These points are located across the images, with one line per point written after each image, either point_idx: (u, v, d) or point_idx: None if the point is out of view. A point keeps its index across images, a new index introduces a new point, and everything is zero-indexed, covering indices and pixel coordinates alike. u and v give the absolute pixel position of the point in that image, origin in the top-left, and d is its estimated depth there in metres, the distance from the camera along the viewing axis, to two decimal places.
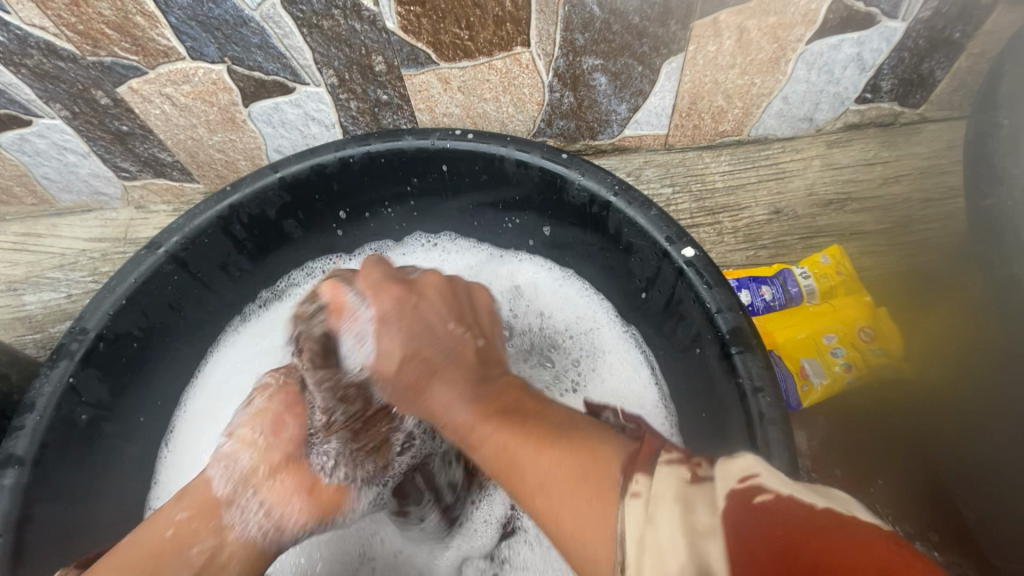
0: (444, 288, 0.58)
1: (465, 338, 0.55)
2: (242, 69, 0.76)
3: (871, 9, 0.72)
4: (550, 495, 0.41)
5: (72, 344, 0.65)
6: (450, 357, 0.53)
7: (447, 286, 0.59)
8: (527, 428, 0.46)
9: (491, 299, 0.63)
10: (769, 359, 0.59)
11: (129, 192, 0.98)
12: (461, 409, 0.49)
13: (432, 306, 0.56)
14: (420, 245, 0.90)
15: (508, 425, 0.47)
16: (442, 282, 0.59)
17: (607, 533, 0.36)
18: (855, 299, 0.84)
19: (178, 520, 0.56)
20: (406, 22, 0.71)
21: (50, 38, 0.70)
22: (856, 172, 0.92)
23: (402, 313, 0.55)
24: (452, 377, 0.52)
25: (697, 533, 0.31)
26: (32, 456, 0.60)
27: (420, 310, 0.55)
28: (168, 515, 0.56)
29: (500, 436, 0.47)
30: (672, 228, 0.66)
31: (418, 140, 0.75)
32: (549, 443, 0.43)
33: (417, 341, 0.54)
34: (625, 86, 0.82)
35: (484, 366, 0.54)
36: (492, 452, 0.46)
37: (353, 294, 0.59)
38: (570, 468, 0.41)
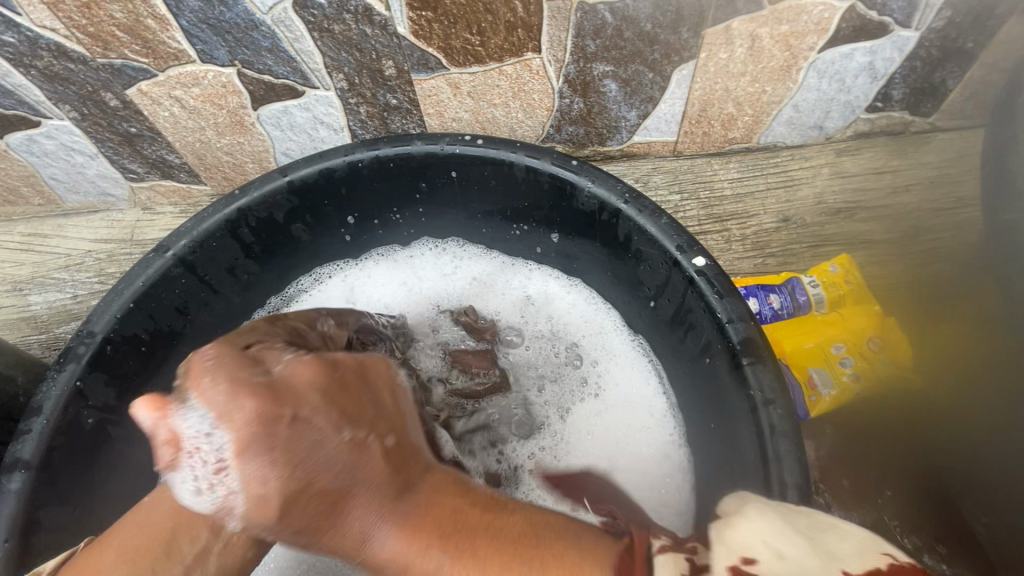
0: (328, 377, 0.38)
1: (367, 444, 0.37)
2: (252, 72, 0.76)
3: (884, 18, 0.72)
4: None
5: (80, 346, 0.65)
6: (360, 478, 0.37)
7: (332, 374, 0.38)
8: (501, 557, 0.34)
9: (390, 369, 0.43)
10: (780, 370, 0.58)
11: (136, 193, 0.98)
12: (384, 546, 0.36)
13: (317, 414, 0.36)
14: (430, 249, 0.89)
15: (472, 564, 0.34)
16: (320, 372, 0.38)
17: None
18: (864, 308, 0.84)
19: (200, 490, 0.51)
20: (417, 27, 0.70)
21: (60, 40, 0.70)
22: (866, 181, 0.92)
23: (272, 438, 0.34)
24: (363, 508, 0.36)
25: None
26: (38, 460, 0.60)
27: (302, 422, 0.35)
28: (191, 485, 0.52)
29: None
30: (683, 236, 0.66)
31: (428, 145, 0.75)
32: None
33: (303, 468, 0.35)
34: (635, 92, 0.82)
35: (399, 472, 0.38)
36: None
37: (187, 416, 0.35)
38: None
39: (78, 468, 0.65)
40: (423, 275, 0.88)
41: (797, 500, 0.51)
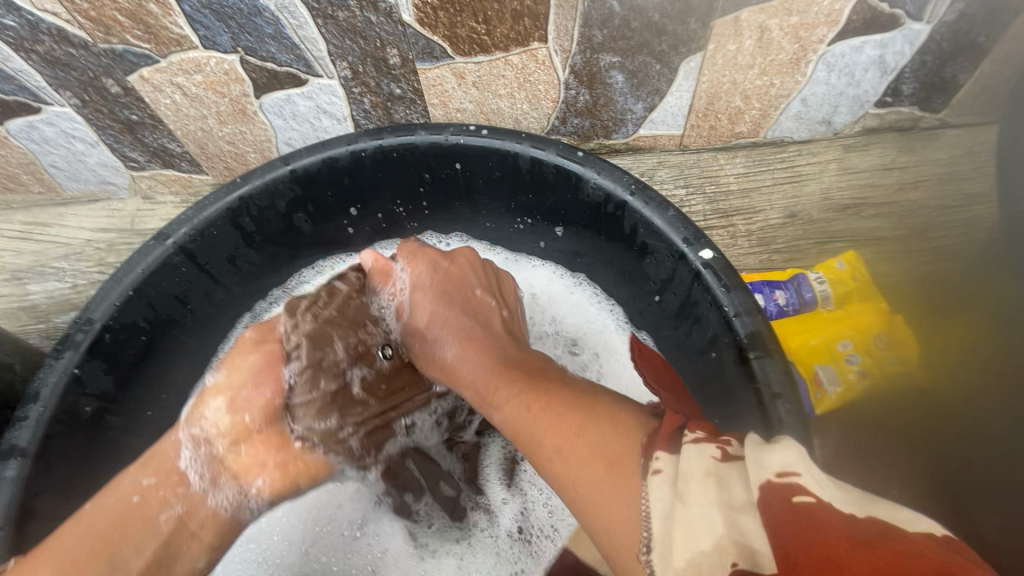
0: (476, 265, 0.73)
1: (491, 308, 0.69)
2: (255, 59, 0.75)
3: (896, 10, 0.71)
4: (568, 456, 0.45)
5: (78, 335, 0.64)
6: (481, 324, 0.66)
7: (478, 264, 0.73)
8: (549, 396, 0.51)
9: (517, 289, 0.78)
10: (788, 365, 0.57)
11: (137, 182, 0.97)
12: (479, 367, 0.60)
13: (466, 280, 0.71)
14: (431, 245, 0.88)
15: (530, 394, 0.52)
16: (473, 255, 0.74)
17: (629, 506, 0.39)
18: (872, 305, 0.83)
19: (143, 485, 0.55)
20: (422, 15, 0.69)
21: (61, 24, 0.69)
22: (873, 177, 0.91)
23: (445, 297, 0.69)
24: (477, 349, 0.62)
25: (732, 507, 0.34)
26: (35, 448, 0.59)
27: (457, 281, 0.70)
28: (134, 480, 0.55)
29: (524, 404, 0.52)
30: (690, 229, 0.65)
31: (431, 134, 0.74)
32: (572, 419, 0.47)
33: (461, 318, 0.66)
34: (642, 84, 0.81)
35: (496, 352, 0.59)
36: (508, 416, 0.53)
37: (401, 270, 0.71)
38: (590, 442, 0.44)
39: (75, 456, 0.64)
40: None
41: None
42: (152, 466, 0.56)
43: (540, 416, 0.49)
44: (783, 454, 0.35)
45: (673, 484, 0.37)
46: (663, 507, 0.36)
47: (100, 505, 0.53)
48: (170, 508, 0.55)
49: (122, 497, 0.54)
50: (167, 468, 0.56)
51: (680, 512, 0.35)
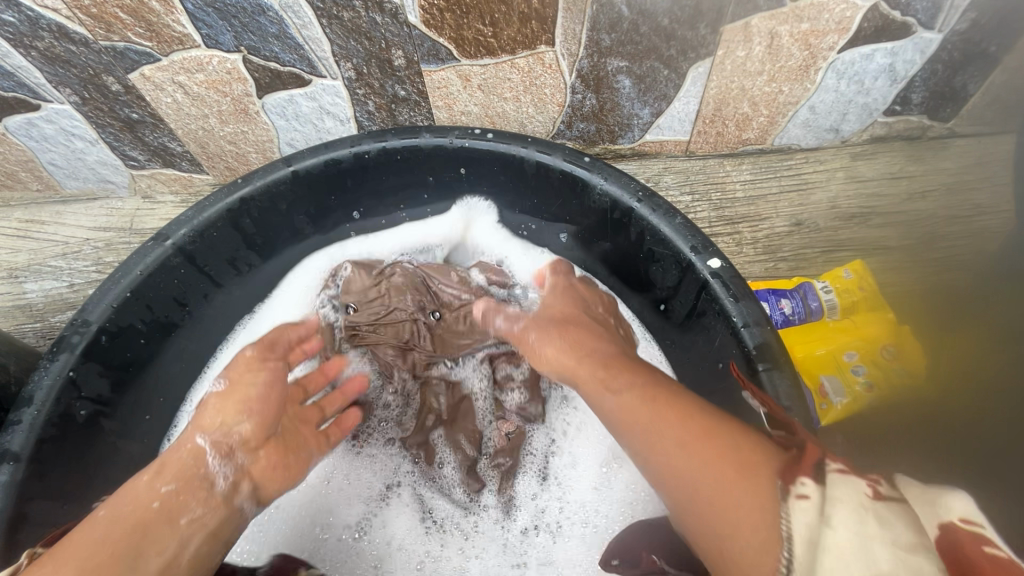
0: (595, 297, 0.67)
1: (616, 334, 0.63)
2: (258, 59, 0.74)
3: (908, 18, 0.70)
4: (690, 453, 0.45)
5: (74, 336, 0.63)
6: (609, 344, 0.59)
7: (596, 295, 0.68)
8: (674, 402, 0.49)
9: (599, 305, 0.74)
10: (796, 377, 0.56)
11: (136, 181, 0.96)
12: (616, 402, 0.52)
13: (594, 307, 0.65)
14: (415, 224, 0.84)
15: (657, 401, 0.50)
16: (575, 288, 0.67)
17: (762, 515, 0.38)
18: (877, 315, 0.82)
19: (163, 492, 0.52)
20: (429, 16, 0.69)
21: (62, 21, 0.68)
22: (880, 186, 0.90)
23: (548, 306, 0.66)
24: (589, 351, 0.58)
25: (897, 545, 0.34)
26: (28, 452, 0.58)
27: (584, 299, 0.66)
28: (152, 487, 0.52)
29: (643, 397, 0.51)
30: (698, 237, 0.64)
31: (435, 137, 0.73)
32: (709, 428, 0.46)
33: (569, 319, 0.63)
34: (649, 89, 0.80)
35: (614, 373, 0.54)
36: (618, 415, 0.52)
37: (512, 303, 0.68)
38: (735, 463, 0.42)
39: (69, 461, 0.63)
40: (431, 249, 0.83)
41: None
42: (171, 472, 0.54)
43: (661, 418, 0.48)
44: (959, 500, 0.37)
45: (824, 512, 0.36)
46: (812, 533, 0.35)
47: (116, 512, 0.50)
48: (191, 510, 0.53)
49: (139, 502, 0.51)
50: (186, 475, 0.54)
51: (828, 536, 0.35)
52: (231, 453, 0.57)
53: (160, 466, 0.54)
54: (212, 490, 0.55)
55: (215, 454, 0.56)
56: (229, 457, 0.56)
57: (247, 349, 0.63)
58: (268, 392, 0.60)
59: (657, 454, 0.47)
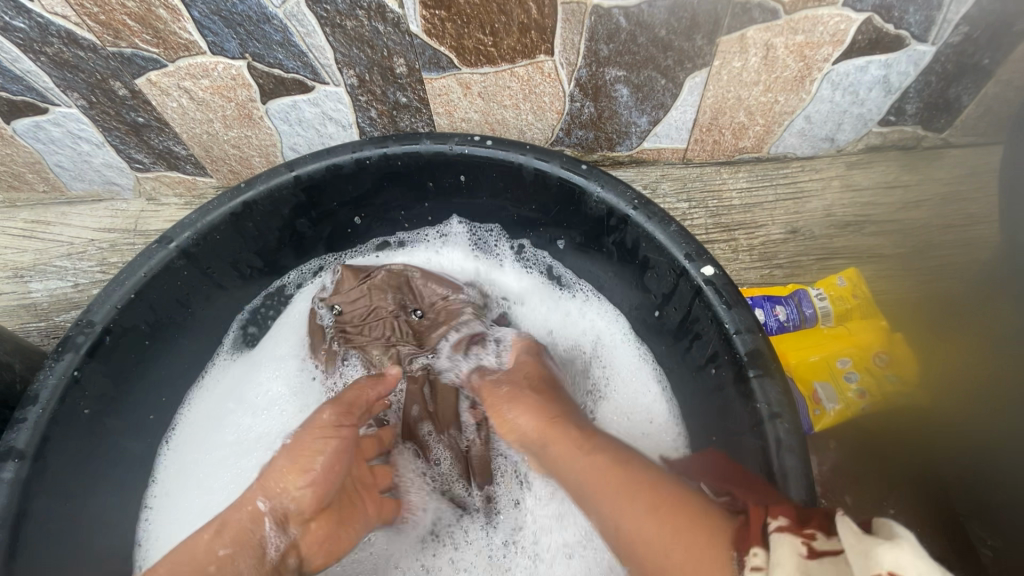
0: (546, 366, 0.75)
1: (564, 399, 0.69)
2: (262, 65, 0.75)
3: (901, 31, 0.71)
4: (650, 523, 0.47)
5: (79, 336, 0.64)
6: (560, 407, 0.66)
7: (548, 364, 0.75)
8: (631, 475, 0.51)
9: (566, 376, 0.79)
10: (787, 384, 0.57)
11: (141, 183, 0.97)
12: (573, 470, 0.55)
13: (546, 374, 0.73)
14: (429, 251, 0.88)
15: (613, 471, 0.52)
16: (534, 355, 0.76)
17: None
18: (873, 323, 0.83)
19: (221, 555, 0.55)
20: (430, 26, 0.70)
21: (71, 27, 0.70)
22: (875, 195, 0.91)
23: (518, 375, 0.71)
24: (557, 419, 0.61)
25: None
26: (33, 450, 0.59)
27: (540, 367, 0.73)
28: (210, 547, 0.55)
29: (609, 464, 0.53)
30: (692, 244, 0.65)
31: (436, 143, 0.74)
32: (666, 500, 0.48)
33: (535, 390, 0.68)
34: (646, 98, 0.81)
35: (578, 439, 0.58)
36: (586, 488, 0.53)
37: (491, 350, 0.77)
38: (689, 530, 0.45)
39: (73, 459, 0.64)
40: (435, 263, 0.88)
41: None
42: (228, 534, 0.56)
43: (628, 488, 0.50)
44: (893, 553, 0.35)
45: None
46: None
47: (177, 570, 0.52)
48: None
49: (198, 562, 0.54)
50: (242, 538, 0.57)
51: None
52: (288, 526, 0.59)
53: (218, 525, 0.57)
54: (263, 557, 0.58)
55: (275, 521, 0.59)
56: (286, 525, 0.59)
57: (326, 411, 0.64)
58: (335, 463, 0.62)
59: (621, 526, 0.49)
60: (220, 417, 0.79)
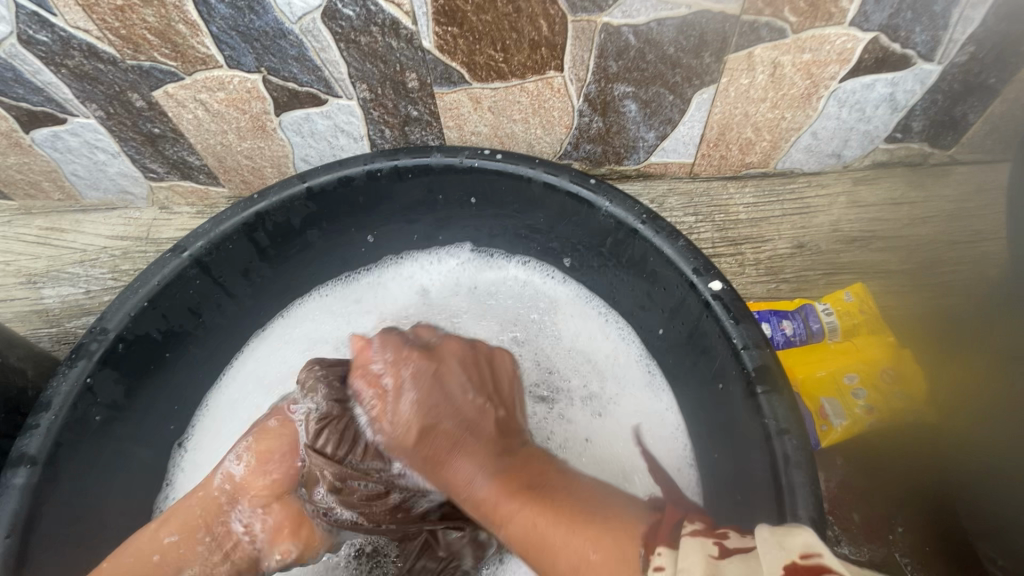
0: (467, 354, 0.58)
1: (484, 411, 0.54)
2: (277, 79, 0.77)
3: (907, 50, 0.72)
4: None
5: (92, 344, 0.65)
6: (475, 430, 0.53)
7: (470, 352, 0.58)
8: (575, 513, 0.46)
9: (514, 376, 0.60)
10: (794, 401, 0.57)
11: (155, 192, 0.99)
12: (485, 483, 0.50)
13: (453, 373, 0.55)
14: (417, 263, 0.89)
15: (554, 515, 0.46)
16: (463, 348, 0.58)
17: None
18: (879, 338, 0.83)
19: (166, 543, 0.59)
20: (442, 42, 0.71)
21: (92, 41, 0.72)
22: (882, 211, 0.92)
23: (424, 386, 0.54)
24: (473, 446, 0.52)
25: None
26: (45, 455, 0.60)
27: (444, 377, 0.55)
28: (155, 536, 0.59)
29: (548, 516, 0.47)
30: (699, 259, 0.66)
31: (446, 156, 0.75)
32: (586, 521, 0.45)
33: (429, 414, 0.53)
34: (654, 114, 0.82)
35: (504, 438, 0.54)
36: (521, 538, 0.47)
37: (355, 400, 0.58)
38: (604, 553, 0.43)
39: (82, 466, 0.65)
40: (431, 276, 0.89)
41: (811, 534, 0.50)
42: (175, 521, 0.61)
43: (575, 522, 0.46)
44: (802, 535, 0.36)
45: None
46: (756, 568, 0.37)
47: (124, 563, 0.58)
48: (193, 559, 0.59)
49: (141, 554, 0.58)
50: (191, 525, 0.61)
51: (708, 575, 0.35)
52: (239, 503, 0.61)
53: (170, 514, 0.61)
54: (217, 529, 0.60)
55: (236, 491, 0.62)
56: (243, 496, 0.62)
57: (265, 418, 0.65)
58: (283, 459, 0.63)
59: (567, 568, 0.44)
60: (233, 411, 0.79)
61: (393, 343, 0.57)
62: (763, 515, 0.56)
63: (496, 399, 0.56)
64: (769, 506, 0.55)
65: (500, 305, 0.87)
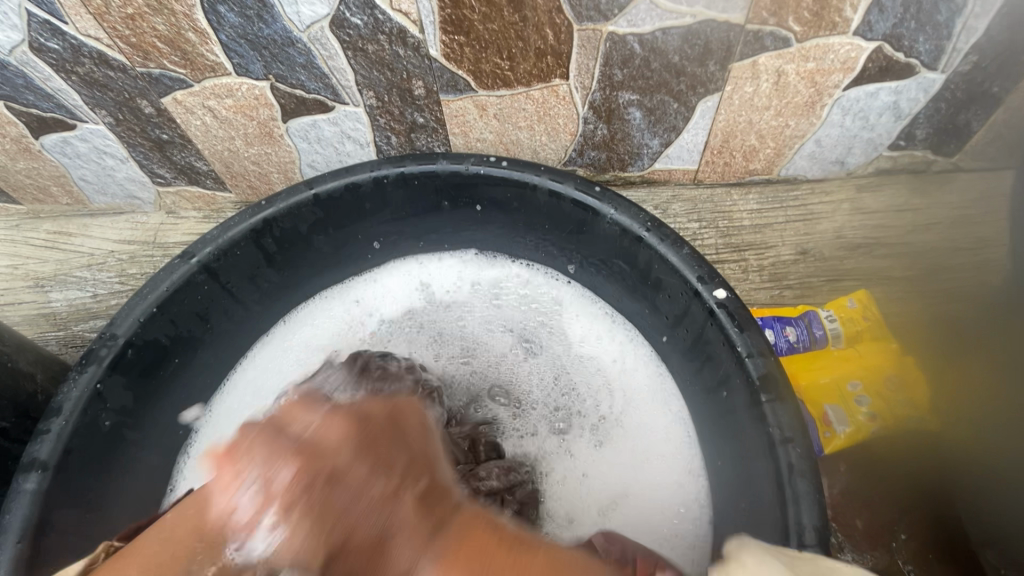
0: (353, 433, 0.42)
1: (395, 495, 0.40)
2: (285, 86, 0.77)
3: (911, 59, 0.72)
4: None
5: (102, 349, 0.66)
6: (395, 525, 0.39)
7: (358, 428, 0.43)
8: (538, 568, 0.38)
9: (429, 437, 0.47)
10: (799, 409, 0.58)
11: (162, 197, 0.99)
12: None
13: (347, 464, 0.40)
14: (416, 262, 0.90)
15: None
16: (346, 425, 0.43)
17: None
18: (882, 346, 0.84)
19: None
20: (449, 50, 0.72)
21: (103, 49, 0.72)
22: (885, 218, 0.92)
23: (306, 492, 0.39)
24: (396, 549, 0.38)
25: None
26: (55, 460, 0.60)
27: (328, 473, 0.40)
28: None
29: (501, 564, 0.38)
30: (704, 267, 0.66)
31: (452, 163, 0.76)
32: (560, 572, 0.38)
33: (326, 526, 0.38)
34: (659, 121, 0.83)
35: (434, 511, 0.41)
36: None
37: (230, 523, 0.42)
38: None
39: (92, 471, 0.65)
40: (435, 278, 0.89)
41: (816, 542, 0.51)
42: None
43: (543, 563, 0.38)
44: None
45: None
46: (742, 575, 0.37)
47: None
48: None
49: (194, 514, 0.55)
50: None
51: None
52: None
53: None
54: None
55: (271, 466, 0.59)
56: None
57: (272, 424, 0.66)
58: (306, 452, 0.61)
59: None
60: (239, 411, 0.80)
61: (259, 450, 0.41)
62: (767, 522, 0.56)
63: (413, 473, 0.42)
64: (774, 513, 0.55)
65: (504, 306, 0.87)
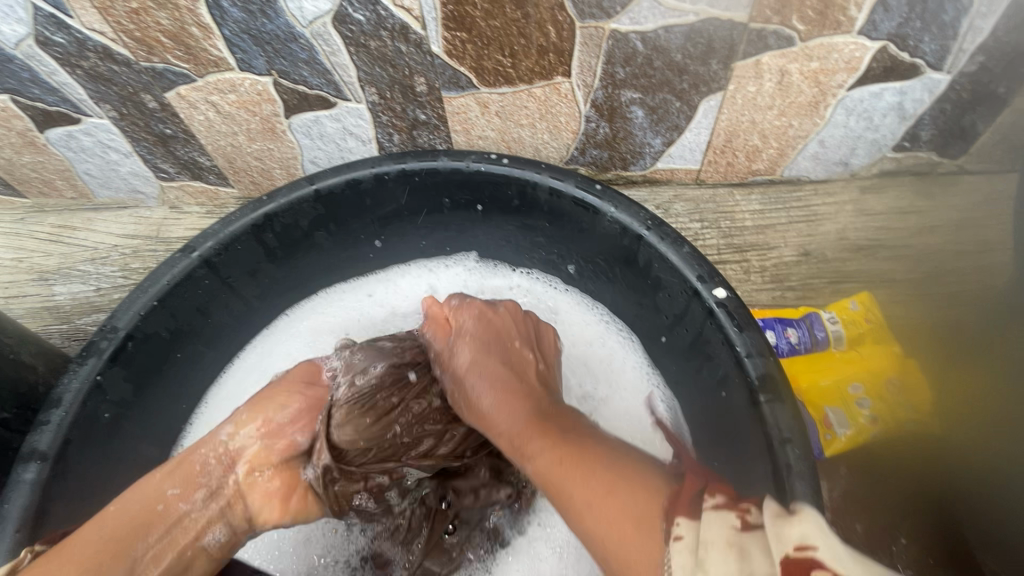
0: (517, 313, 0.72)
1: (529, 360, 0.67)
2: (288, 82, 0.78)
3: (916, 59, 0.72)
4: (597, 510, 0.49)
5: (102, 342, 0.66)
6: (521, 374, 0.65)
7: (521, 313, 0.73)
8: (587, 452, 0.55)
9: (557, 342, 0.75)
10: (798, 410, 0.57)
11: (165, 192, 1.00)
12: (523, 419, 0.60)
13: (506, 326, 0.70)
14: (425, 267, 0.90)
15: (566, 453, 0.55)
16: (518, 309, 0.73)
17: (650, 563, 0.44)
18: (886, 349, 0.83)
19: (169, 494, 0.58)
20: (451, 47, 0.72)
21: (107, 43, 0.73)
22: (888, 220, 0.92)
23: (482, 328, 0.68)
24: (521, 395, 0.62)
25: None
26: (54, 451, 0.60)
27: (496, 326, 0.69)
28: (160, 488, 0.59)
29: (559, 460, 0.55)
30: (704, 266, 0.66)
31: (453, 161, 0.76)
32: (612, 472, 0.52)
33: (485, 358, 0.65)
34: (661, 120, 0.82)
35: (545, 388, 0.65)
36: (543, 471, 0.55)
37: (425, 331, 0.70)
38: (628, 503, 0.48)
39: (90, 463, 0.65)
40: (440, 282, 0.90)
41: None
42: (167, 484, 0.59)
43: (590, 467, 0.53)
44: (801, 527, 0.37)
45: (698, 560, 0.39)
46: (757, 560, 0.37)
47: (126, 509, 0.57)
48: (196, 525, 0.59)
49: (147, 503, 0.58)
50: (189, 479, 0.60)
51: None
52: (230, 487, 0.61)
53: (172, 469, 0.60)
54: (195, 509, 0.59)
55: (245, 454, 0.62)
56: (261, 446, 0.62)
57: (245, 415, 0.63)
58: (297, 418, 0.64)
59: (583, 508, 0.51)
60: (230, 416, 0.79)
61: (478, 309, 0.70)
62: None
63: (541, 355, 0.70)
64: None
65: None
